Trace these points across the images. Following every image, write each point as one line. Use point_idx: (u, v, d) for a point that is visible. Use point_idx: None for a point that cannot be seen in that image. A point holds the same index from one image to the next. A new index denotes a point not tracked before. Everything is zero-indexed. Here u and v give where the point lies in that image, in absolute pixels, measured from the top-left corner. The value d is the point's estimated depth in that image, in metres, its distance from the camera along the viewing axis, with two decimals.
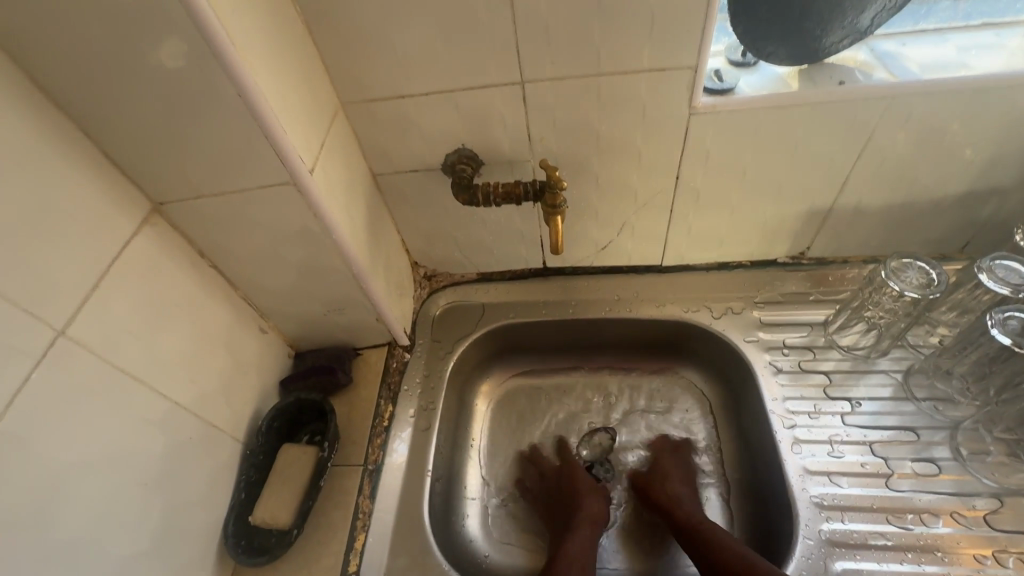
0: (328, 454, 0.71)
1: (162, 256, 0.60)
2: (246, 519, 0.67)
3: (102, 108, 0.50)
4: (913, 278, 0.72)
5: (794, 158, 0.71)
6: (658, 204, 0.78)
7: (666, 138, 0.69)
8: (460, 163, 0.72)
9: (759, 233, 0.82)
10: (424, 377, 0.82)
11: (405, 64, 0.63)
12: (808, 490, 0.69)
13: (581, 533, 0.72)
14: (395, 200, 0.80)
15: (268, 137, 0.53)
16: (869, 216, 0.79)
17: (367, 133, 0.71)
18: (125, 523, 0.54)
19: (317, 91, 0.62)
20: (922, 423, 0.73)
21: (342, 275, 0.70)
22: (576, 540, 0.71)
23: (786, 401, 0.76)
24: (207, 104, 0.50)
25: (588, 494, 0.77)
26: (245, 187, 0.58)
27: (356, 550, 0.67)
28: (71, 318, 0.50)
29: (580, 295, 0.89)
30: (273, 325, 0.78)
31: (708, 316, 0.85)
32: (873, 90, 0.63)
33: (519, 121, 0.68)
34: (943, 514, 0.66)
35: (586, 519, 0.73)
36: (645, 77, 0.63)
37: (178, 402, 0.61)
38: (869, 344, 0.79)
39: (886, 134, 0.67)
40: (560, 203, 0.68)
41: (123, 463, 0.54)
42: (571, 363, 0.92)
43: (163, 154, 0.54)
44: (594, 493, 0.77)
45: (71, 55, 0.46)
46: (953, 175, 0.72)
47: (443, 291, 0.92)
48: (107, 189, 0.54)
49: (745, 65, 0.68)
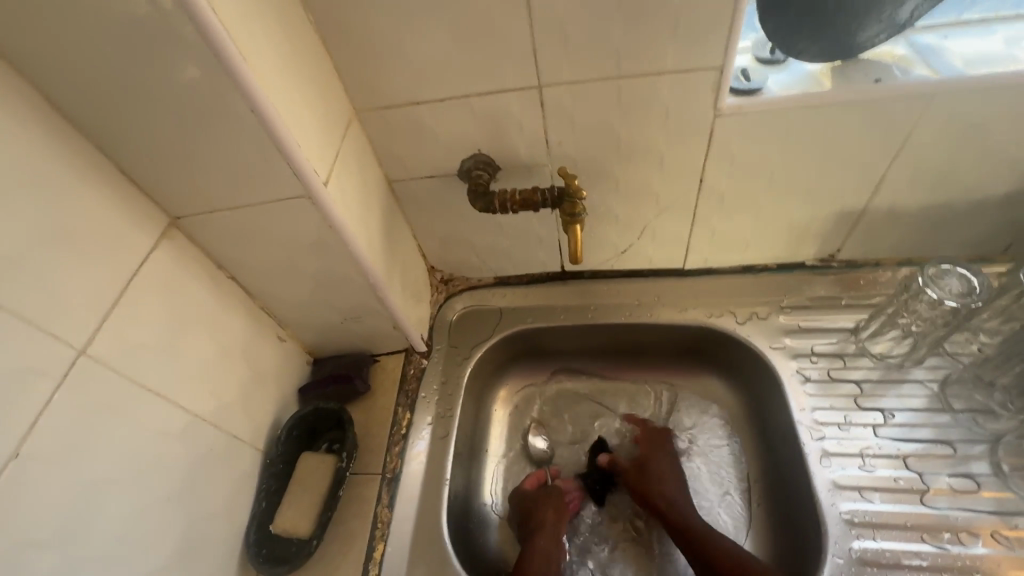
0: (347, 464, 0.72)
1: (180, 270, 0.60)
2: (267, 528, 0.68)
3: (118, 126, 0.50)
4: (954, 286, 0.70)
5: (824, 159, 0.67)
6: (680, 208, 0.75)
7: (689, 142, 0.66)
8: (476, 169, 0.70)
9: (787, 235, 0.79)
10: (441, 384, 0.82)
11: (419, 70, 0.61)
12: (837, 506, 0.67)
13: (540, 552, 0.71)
14: (411, 206, 0.79)
15: (279, 149, 0.52)
16: (904, 218, 0.75)
17: (382, 140, 0.70)
18: (148, 536, 0.55)
19: (329, 99, 0.61)
20: (958, 435, 0.70)
21: (358, 284, 0.69)
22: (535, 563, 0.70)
23: (814, 412, 0.74)
24: (221, 119, 0.49)
25: (545, 503, 0.76)
26: (261, 201, 0.57)
27: (375, 560, 0.67)
28: (91, 337, 0.50)
29: (599, 299, 0.87)
30: (291, 333, 0.78)
31: (733, 321, 0.82)
32: (912, 88, 0.59)
33: (536, 126, 0.66)
34: (982, 534, 0.63)
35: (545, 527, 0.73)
36: (667, 78, 0.60)
37: (198, 415, 0.61)
38: (903, 352, 0.76)
39: (924, 133, 0.64)
40: (580, 211, 0.67)
41: (146, 477, 0.55)
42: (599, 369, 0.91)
43: (177, 169, 0.54)
44: (549, 503, 0.76)
45: (84, 75, 0.46)
46: (997, 175, 0.68)
47: (460, 295, 0.90)
48: (124, 204, 0.54)
49: (774, 62, 0.65)
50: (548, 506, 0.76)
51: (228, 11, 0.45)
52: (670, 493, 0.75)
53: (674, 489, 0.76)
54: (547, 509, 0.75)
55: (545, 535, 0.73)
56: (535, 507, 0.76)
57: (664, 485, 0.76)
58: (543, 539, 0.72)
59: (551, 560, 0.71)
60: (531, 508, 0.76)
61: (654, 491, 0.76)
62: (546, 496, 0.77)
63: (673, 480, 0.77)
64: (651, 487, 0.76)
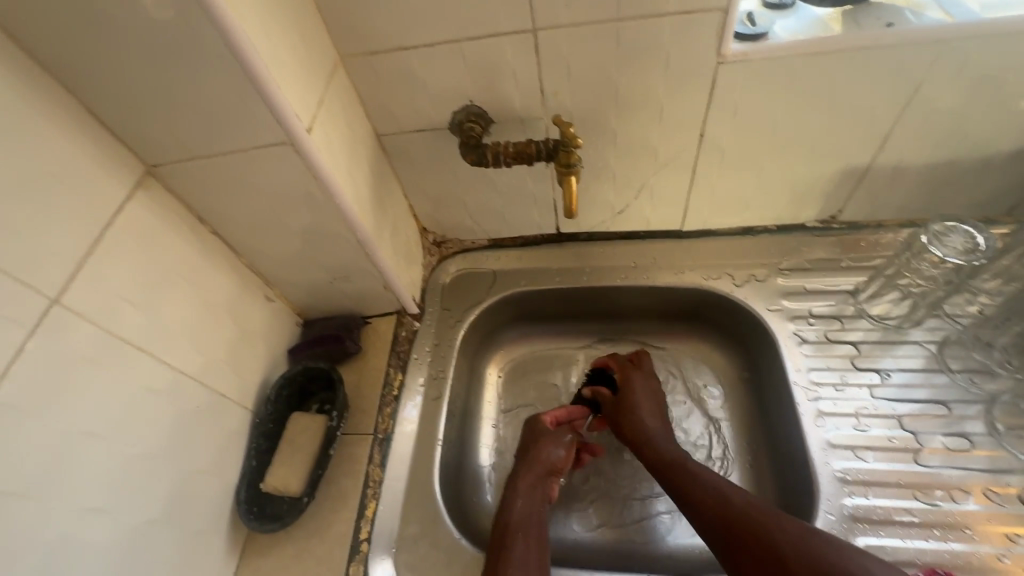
0: (337, 424, 0.70)
1: (160, 222, 0.58)
2: (258, 486, 0.67)
3: (85, 64, 0.47)
4: (957, 242, 0.68)
5: (831, 112, 0.65)
6: (679, 165, 0.73)
7: (689, 93, 0.64)
8: (468, 121, 0.67)
9: (789, 195, 0.77)
10: (434, 346, 0.81)
11: (406, 11, 0.58)
12: (831, 465, 0.67)
13: (528, 497, 0.67)
14: (401, 162, 0.76)
15: (258, 90, 0.49)
16: (910, 176, 0.73)
17: (370, 90, 0.66)
18: (132, 490, 0.54)
19: (312, 42, 0.57)
20: (954, 395, 0.70)
21: (345, 240, 0.67)
22: (520, 507, 0.66)
23: (810, 372, 0.73)
24: (193, 56, 0.46)
25: (548, 442, 0.73)
26: (242, 148, 0.54)
27: (368, 518, 0.67)
28: (65, 286, 0.48)
29: (595, 261, 0.85)
30: (279, 293, 0.76)
31: (730, 283, 0.81)
32: (925, 32, 0.56)
33: (531, 75, 0.63)
34: (974, 491, 0.63)
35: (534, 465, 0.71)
36: (668, 21, 0.57)
37: (183, 371, 0.60)
38: (902, 313, 0.75)
39: (936, 83, 0.61)
40: (575, 161, 0.64)
41: (130, 431, 0.54)
42: (585, 347, 0.89)
43: (152, 112, 0.51)
44: (548, 442, 0.73)
45: (43, 6, 0.42)
46: (1008, 129, 0.65)
47: (453, 258, 0.89)
48: (97, 151, 0.51)
49: (782, 7, 0.62)
50: (556, 447, 0.72)
51: None
52: (646, 429, 0.72)
53: (652, 423, 0.73)
54: (552, 447, 0.72)
55: (530, 474, 0.70)
56: (540, 444, 0.72)
57: (639, 417, 0.74)
58: (528, 479, 0.69)
59: (534, 504, 0.67)
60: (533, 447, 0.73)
61: (632, 425, 0.73)
62: (556, 435, 0.74)
63: (651, 413, 0.74)
64: (628, 419, 0.74)
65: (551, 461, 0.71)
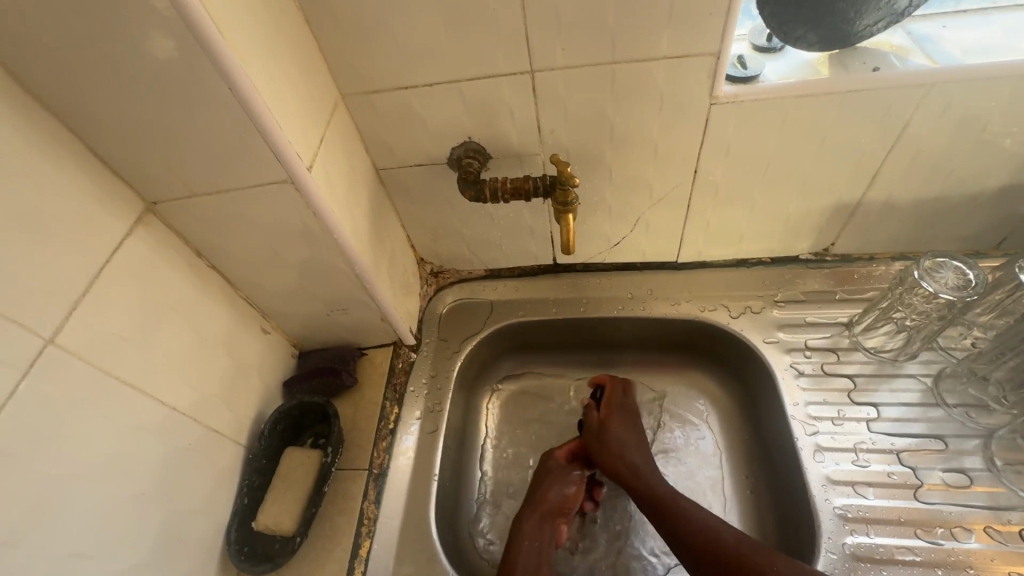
0: (331, 460, 0.69)
1: (158, 258, 0.58)
2: (249, 525, 0.66)
3: (91, 106, 0.48)
4: (948, 278, 0.69)
5: (821, 150, 0.66)
6: (675, 200, 0.74)
7: (684, 131, 0.65)
8: (466, 157, 0.69)
9: (782, 228, 0.78)
10: (431, 378, 0.80)
11: (406, 53, 0.59)
12: (831, 501, 0.66)
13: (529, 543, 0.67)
14: (400, 195, 0.77)
15: (260, 131, 0.50)
16: (900, 212, 0.74)
17: (369, 126, 0.68)
18: (120, 532, 0.53)
19: (314, 82, 0.59)
20: (951, 430, 0.70)
21: (344, 274, 0.67)
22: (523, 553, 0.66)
23: (808, 406, 0.73)
24: (197, 99, 0.47)
25: (554, 483, 0.72)
26: (242, 187, 0.55)
27: (361, 557, 0.66)
28: (61, 326, 0.48)
29: (592, 292, 0.86)
30: (276, 325, 0.76)
31: (726, 315, 0.81)
32: (910, 77, 0.58)
33: (529, 114, 0.65)
34: (976, 529, 0.63)
35: (540, 509, 0.70)
36: (661, 65, 0.59)
37: (176, 408, 0.59)
38: (897, 346, 0.76)
39: (922, 123, 0.63)
40: (572, 200, 0.65)
41: (120, 472, 0.53)
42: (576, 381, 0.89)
43: (154, 152, 0.52)
44: (557, 482, 0.72)
45: (53, 53, 0.44)
46: (994, 166, 0.67)
47: (450, 288, 0.89)
48: (99, 190, 0.52)
49: (771, 50, 0.64)
50: (565, 486, 0.72)
51: None
52: (634, 463, 0.71)
53: (637, 458, 0.72)
54: (558, 488, 0.72)
55: (537, 516, 0.70)
56: (546, 482, 0.72)
57: (622, 453, 0.72)
58: (534, 522, 0.69)
59: (538, 550, 0.67)
60: (542, 484, 0.73)
61: (615, 461, 0.72)
62: (562, 474, 0.73)
63: (633, 445, 0.73)
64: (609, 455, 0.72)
65: (558, 500, 0.71)
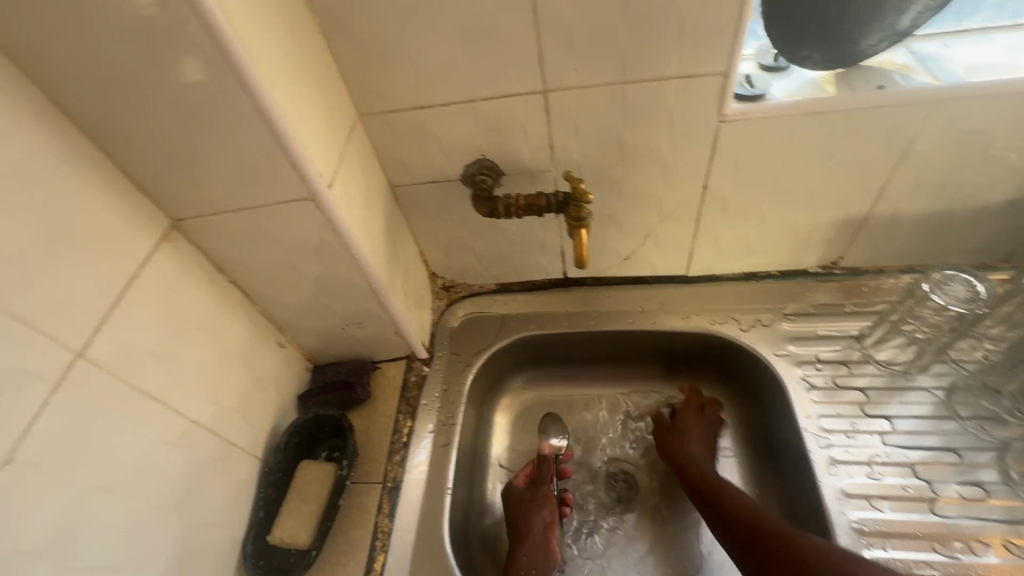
0: (347, 472, 0.70)
1: (181, 273, 0.59)
2: (265, 538, 0.66)
3: (123, 127, 0.49)
4: (958, 290, 0.71)
5: (829, 165, 0.68)
6: (684, 214, 0.75)
7: (693, 147, 0.66)
8: (480, 174, 0.70)
9: (791, 242, 0.79)
10: (443, 392, 0.81)
11: (423, 74, 0.61)
12: (847, 515, 0.66)
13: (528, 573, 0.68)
14: (413, 211, 0.78)
15: (283, 149, 0.51)
16: (907, 225, 0.75)
17: (385, 144, 0.69)
18: (141, 543, 0.53)
19: (334, 102, 0.61)
20: (965, 443, 0.70)
21: (361, 289, 0.68)
22: None
23: (821, 419, 0.73)
24: (226, 119, 0.49)
25: (527, 508, 0.74)
26: (264, 204, 0.57)
27: (376, 571, 0.66)
28: (89, 340, 0.49)
29: (603, 306, 0.86)
30: (291, 339, 0.77)
31: (736, 328, 0.82)
32: (914, 94, 0.60)
33: (541, 131, 0.66)
34: (994, 543, 0.63)
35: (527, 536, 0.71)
36: (670, 84, 0.60)
37: (197, 420, 0.60)
38: (908, 359, 0.76)
39: (929, 138, 0.64)
40: (585, 215, 0.66)
41: (142, 482, 0.54)
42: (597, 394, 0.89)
43: (182, 170, 0.54)
44: (530, 509, 0.74)
45: (92, 77, 0.46)
46: (1000, 180, 0.68)
47: (461, 302, 0.90)
48: (127, 208, 0.53)
49: (777, 69, 0.66)
50: (541, 507, 0.74)
51: (239, 13, 0.45)
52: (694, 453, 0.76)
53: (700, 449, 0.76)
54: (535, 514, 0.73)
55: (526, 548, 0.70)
56: (522, 512, 0.73)
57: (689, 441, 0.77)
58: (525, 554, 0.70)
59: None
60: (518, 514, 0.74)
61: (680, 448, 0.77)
62: (532, 499, 0.75)
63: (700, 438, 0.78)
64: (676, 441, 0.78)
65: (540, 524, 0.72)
